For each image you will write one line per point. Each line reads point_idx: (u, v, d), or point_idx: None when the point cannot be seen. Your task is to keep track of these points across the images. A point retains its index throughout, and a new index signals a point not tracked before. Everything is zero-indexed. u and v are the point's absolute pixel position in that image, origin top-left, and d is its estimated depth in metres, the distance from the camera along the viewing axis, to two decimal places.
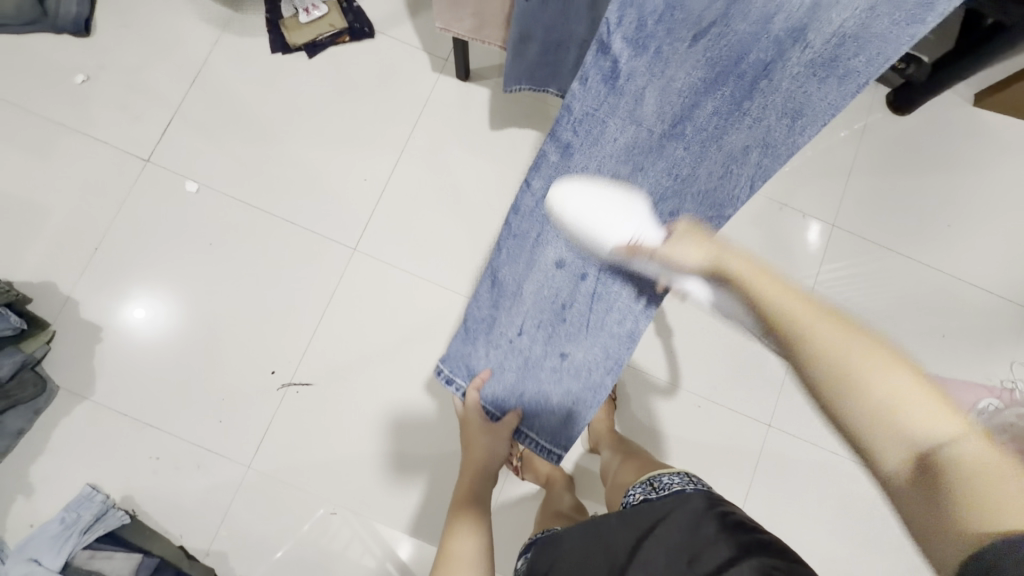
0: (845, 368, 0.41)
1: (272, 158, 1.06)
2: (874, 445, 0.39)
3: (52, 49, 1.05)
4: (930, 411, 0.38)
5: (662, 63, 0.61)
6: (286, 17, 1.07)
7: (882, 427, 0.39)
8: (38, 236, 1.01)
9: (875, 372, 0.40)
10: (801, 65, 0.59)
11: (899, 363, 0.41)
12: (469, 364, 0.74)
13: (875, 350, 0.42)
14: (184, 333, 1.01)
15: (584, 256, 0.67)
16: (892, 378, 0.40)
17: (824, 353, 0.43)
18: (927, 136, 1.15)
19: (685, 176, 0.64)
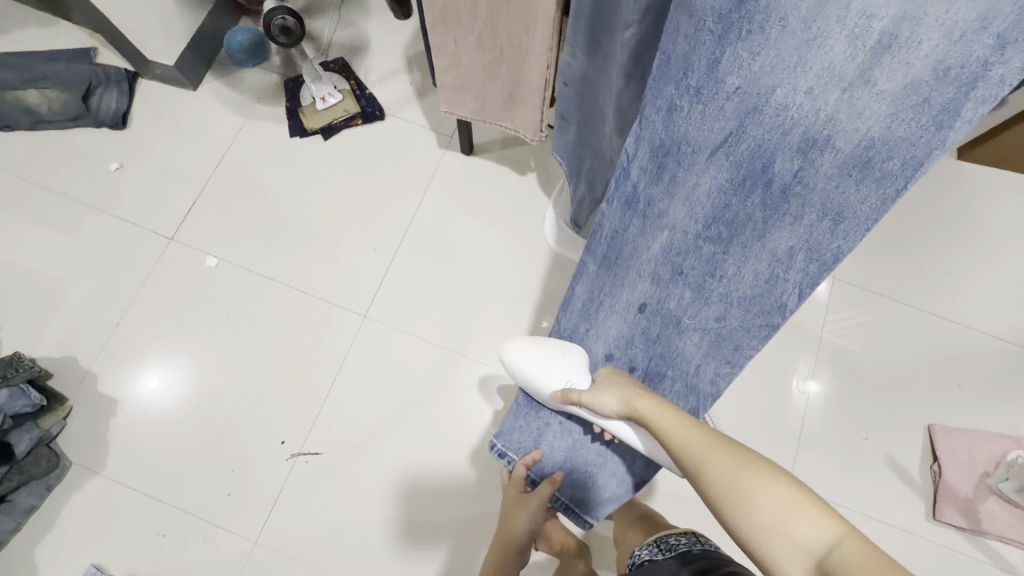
0: (721, 479, 0.50)
1: (288, 232, 1.11)
2: (773, 561, 0.44)
3: (90, 140, 1.14)
4: (799, 509, 0.45)
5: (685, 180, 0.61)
6: (304, 104, 1.16)
7: (778, 543, 0.44)
8: (64, 312, 1.06)
9: (720, 461, 0.51)
10: (835, 166, 0.54)
11: (770, 471, 0.48)
12: (518, 437, 0.77)
13: (750, 465, 0.49)
14: (197, 404, 1.02)
15: (628, 343, 0.71)
16: (768, 490, 0.46)
17: (710, 474, 0.51)
18: (917, 189, 1.19)
19: (725, 277, 0.63)
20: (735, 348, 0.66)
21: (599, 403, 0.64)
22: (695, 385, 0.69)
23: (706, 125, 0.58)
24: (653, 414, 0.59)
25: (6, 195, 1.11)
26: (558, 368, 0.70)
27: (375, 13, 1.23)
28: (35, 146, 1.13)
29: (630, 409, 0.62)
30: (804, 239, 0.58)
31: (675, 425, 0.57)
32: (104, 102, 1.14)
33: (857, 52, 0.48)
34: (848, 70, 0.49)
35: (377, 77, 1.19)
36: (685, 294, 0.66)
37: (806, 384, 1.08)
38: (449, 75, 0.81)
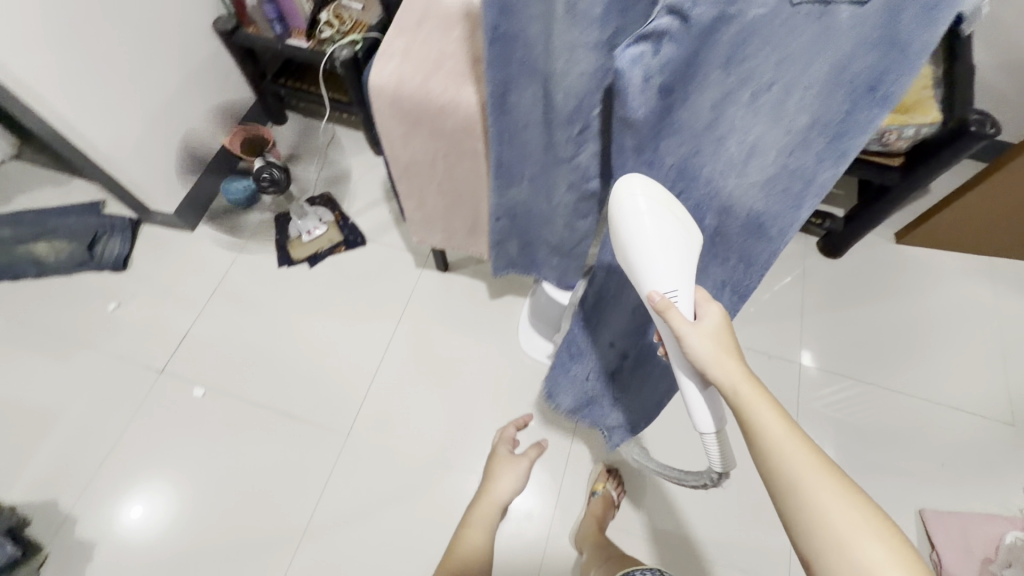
0: (797, 476, 0.46)
1: (274, 356, 1.16)
2: None
3: (92, 283, 1.23)
4: (869, 525, 0.43)
5: None
6: (292, 237, 1.27)
7: None
8: (49, 454, 1.07)
9: (801, 452, 0.47)
10: (739, 227, 0.55)
11: (880, 522, 0.43)
12: (554, 387, 0.85)
13: (863, 510, 0.44)
14: (175, 543, 1.00)
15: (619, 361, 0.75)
16: (876, 545, 0.42)
17: (812, 503, 0.45)
18: (863, 272, 1.27)
19: None
20: None
21: (696, 347, 0.53)
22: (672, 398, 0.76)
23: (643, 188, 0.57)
24: (753, 405, 0.49)
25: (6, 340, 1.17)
26: (657, 273, 0.53)
27: (357, 153, 1.38)
28: (39, 293, 1.21)
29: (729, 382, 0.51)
30: (729, 281, 0.61)
31: (778, 432, 0.48)
32: (108, 249, 1.24)
33: (743, 144, 0.49)
34: (736, 157, 0.50)
35: (358, 207, 1.31)
36: (639, 310, 0.66)
37: None
38: (416, 212, 0.90)
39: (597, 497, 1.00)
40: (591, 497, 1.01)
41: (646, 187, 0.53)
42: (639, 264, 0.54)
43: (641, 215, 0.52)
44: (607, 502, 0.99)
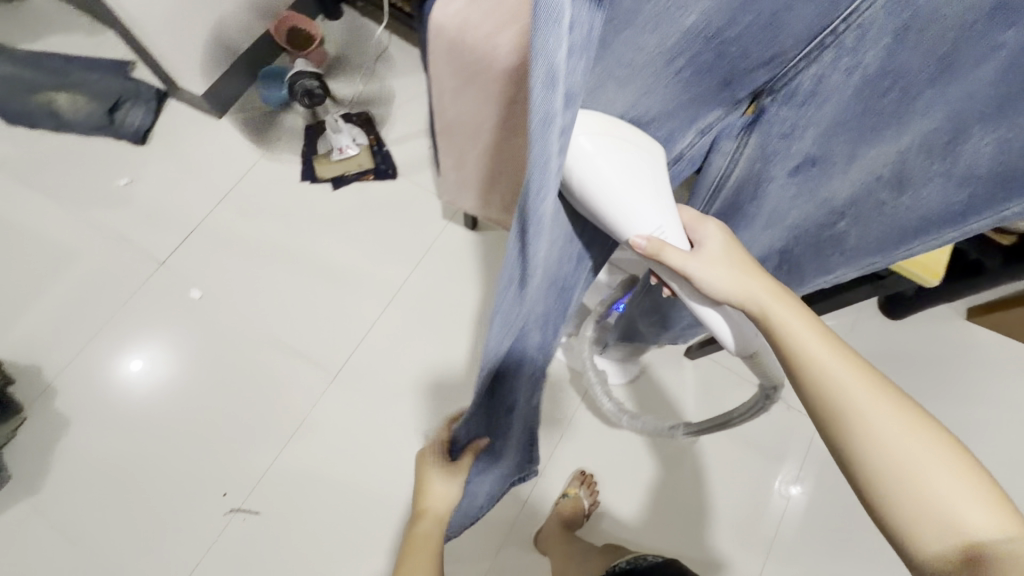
0: (889, 442, 0.37)
1: (278, 275, 1.10)
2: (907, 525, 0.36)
3: (108, 151, 1.16)
4: (910, 430, 0.37)
5: (778, 228, 0.49)
6: (321, 153, 1.16)
7: (923, 511, 0.35)
8: (27, 314, 1.04)
9: (881, 409, 0.38)
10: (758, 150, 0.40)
11: (933, 434, 0.37)
12: None
13: (914, 422, 0.38)
14: (144, 422, 0.99)
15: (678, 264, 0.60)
16: (927, 467, 0.36)
17: (851, 421, 0.38)
18: (921, 346, 1.16)
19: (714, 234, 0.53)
20: None
21: (710, 280, 0.45)
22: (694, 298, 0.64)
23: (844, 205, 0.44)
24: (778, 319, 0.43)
25: (14, 191, 1.12)
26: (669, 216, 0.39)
27: (409, 73, 1.24)
28: (50, 148, 1.15)
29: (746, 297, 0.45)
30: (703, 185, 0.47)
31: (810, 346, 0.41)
32: (128, 118, 1.16)
33: (838, 81, 0.33)
34: (828, 107, 0.35)
35: (398, 135, 1.20)
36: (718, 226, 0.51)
37: (793, 489, 1.02)
38: (450, 176, 0.81)
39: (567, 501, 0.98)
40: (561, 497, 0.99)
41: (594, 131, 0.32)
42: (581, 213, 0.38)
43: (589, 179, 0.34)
44: (575, 510, 0.97)
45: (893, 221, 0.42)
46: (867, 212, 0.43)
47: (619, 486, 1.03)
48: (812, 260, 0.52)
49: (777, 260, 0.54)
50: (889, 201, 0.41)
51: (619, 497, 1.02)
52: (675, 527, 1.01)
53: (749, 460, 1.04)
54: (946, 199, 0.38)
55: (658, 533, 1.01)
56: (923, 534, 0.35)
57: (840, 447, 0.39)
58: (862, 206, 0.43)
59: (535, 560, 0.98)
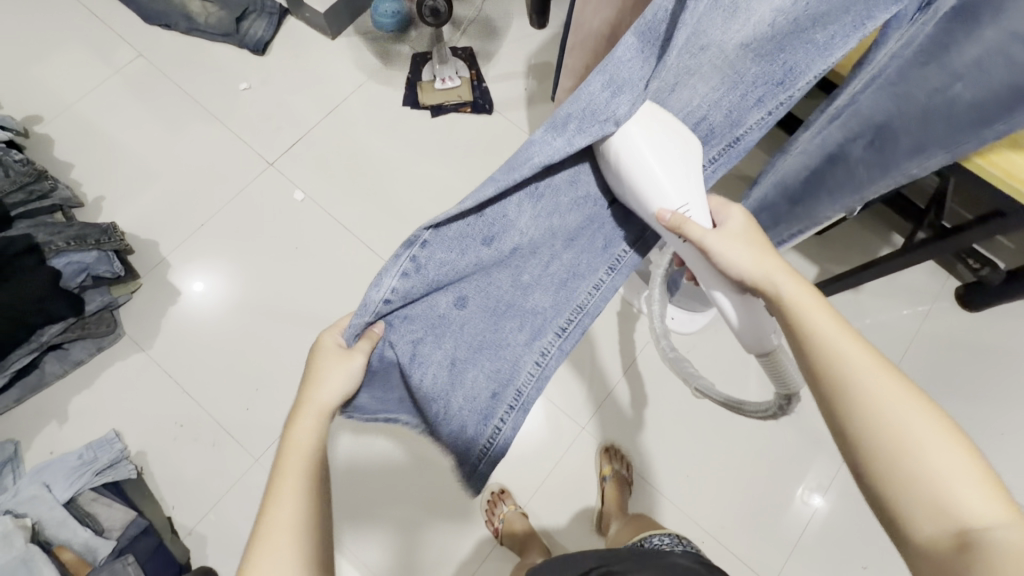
0: (897, 427, 0.39)
1: (374, 189, 1.17)
2: (905, 514, 0.37)
3: (232, 58, 1.25)
4: (924, 424, 0.38)
5: (890, 133, 0.51)
6: (424, 80, 1.22)
7: (918, 503, 0.37)
8: (148, 194, 1.14)
9: (892, 396, 0.40)
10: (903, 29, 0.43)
11: (951, 435, 0.38)
12: None
13: (932, 421, 0.38)
14: (241, 304, 1.08)
15: (785, 167, 0.62)
16: (935, 460, 0.37)
17: (861, 409, 0.40)
18: (995, 342, 1.14)
19: (826, 137, 0.56)
20: (805, 188, 0.63)
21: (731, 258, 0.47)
22: (793, 209, 0.66)
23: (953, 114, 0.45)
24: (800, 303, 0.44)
25: (145, 86, 1.22)
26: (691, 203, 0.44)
27: (514, 17, 1.28)
28: (182, 50, 1.25)
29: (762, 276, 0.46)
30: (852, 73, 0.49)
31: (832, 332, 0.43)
32: (252, 29, 1.24)
33: None
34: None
35: (497, 74, 1.24)
36: (838, 118, 0.53)
37: (815, 498, 1.01)
38: (567, 98, 0.86)
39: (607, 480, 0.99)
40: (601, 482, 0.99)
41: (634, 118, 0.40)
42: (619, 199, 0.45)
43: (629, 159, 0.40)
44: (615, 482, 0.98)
45: (1006, 82, 0.40)
46: (988, 82, 0.40)
47: (674, 429, 1.06)
48: (909, 140, 0.49)
49: (872, 136, 0.52)
50: (1020, 66, 0.38)
51: (673, 439, 1.05)
52: (727, 475, 1.03)
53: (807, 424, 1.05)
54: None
55: (709, 479, 1.03)
56: (918, 514, 0.37)
57: (841, 426, 0.41)
58: (964, 120, 0.44)
59: (584, 483, 1.02)
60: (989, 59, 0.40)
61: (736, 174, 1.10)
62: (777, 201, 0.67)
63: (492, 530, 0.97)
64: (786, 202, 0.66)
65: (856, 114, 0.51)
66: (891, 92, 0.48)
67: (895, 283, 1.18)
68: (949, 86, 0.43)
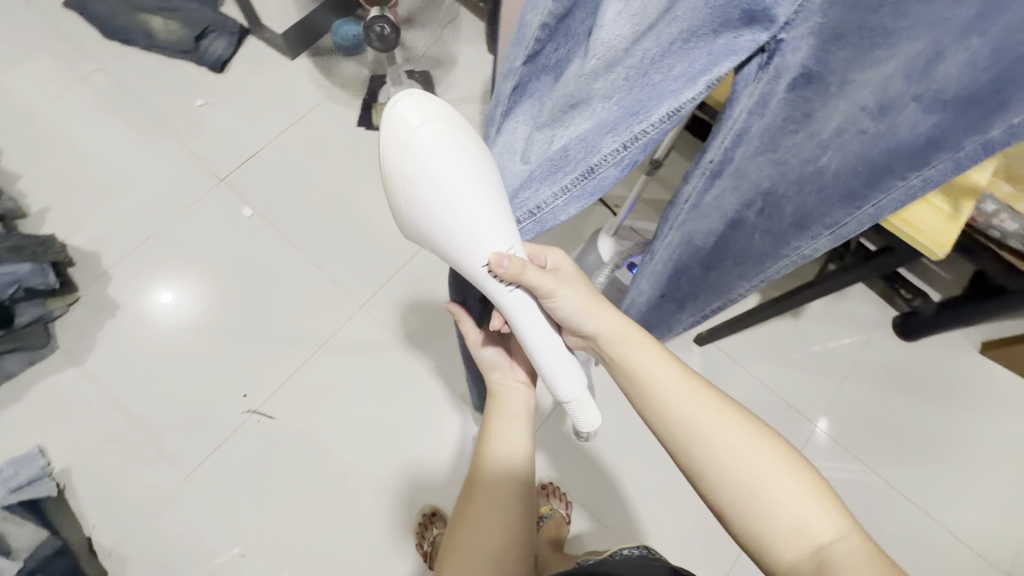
0: (738, 461, 0.45)
1: (324, 206, 1.17)
2: (762, 544, 0.43)
3: (190, 74, 1.26)
4: (763, 452, 0.45)
5: (773, 198, 0.52)
6: (380, 102, 1.24)
7: (770, 530, 0.43)
8: (97, 206, 1.14)
9: (733, 430, 0.47)
10: (754, 99, 0.44)
11: (783, 458, 0.45)
12: None
13: (769, 449, 0.45)
14: (180, 319, 1.07)
15: (685, 239, 0.63)
16: (779, 485, 0.44)
17: (706, 445, 0.47)
18: (930, 371, 1.17)
19: (722, 211, 0.57)
20: (712, 252, 0.64)
21: (561, 302, 0.51)
22: (712, 276, 0.67)
23: (827, 177, 0.46)
24: (628, 353, 0.52)
25: (101, 99, 1.23)
26: (472, 243, 0.44)
27: (472, 44, 1.31)
28: (141, 65, 1.26)
29: (606, 331, 0.52)
30: (721, 150, 0.50)
31: (654, 366, 0.51)
32: (213, 47, 1.27)
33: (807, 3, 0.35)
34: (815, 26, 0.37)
35: (453, 98, 1.27)
36: (725, 191, 0.54)
37: None
38: None
39: (546, 522, 0.98)
40: (539, 522, 0.98)
41: (423, 113, 0.41)
42: (436, 249, 0.46)
43: (434, 201, 0.41)
44: (556, 525, 0.97)
45: (866, 153, 0.42)
46: (847, 152, 0.43)
47: (612, 453, 1.06)
48: (791, 207, 0.51)
49: (761, 204, 0.53)
50: (868, 139, 0.41)
51: (611, 463, 1.05)
52: (662, 501, 1.03)
53: None
54: (913, 130, 0.38)
55: (645, 504, 1.03)
56: (779, 545, 0.42)
57: (690, 467, 0.48)
58: (837, 179, 0.46)
59: None
60: (842, 130, 0.42)
61: None
62: (690, 263, 0.67)
63: (422, 554, 0.96)
64: (700, 264, 0.67)
65: (737, 176, 0.51)
66: (769, 159, 0.48)
67: (837, 311, 1.20)
68: (817, 155, 0.45)
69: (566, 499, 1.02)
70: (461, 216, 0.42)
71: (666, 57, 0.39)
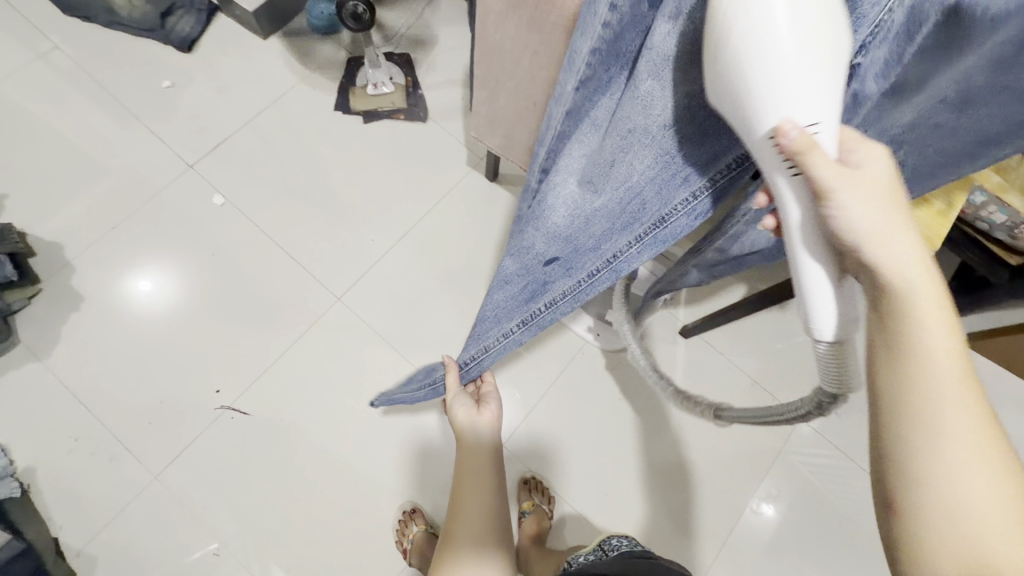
0: (942, 452, 0.33)
1: (300, 194, 1.13)
2: (919, 548, 0.33)
3: (156, 54, 1.20)
4: (981, 459, 0.33)
5: None
6: (357, 85, 1.19)
7: (945, 538, 0.32)
8: (58, 193, 1.09)
9: (963, 420, 0.33)
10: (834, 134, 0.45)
11: (1007, 474, 0.33)
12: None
13: (988, 451, 0.33)
14: (149, 311, 1.03)
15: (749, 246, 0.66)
16: (979, 498, 0.32)
17: (911, 420, 0.34)
18: None
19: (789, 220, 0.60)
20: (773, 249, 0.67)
21: (847, 208, 0.36)
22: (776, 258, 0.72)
23: (906, 160, 0.50)
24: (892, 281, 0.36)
25: (60, 79, 1.16)
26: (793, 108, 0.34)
27: (453, 24, 1.26)
28: (103, 43, 1.20)
29: (896, 264, 0.36)
30: None
31: (917, 316, 0.35)
32: (179, 25, 1.20)
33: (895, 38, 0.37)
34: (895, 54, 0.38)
35: (434, 81, 1.22)
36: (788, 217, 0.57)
37: (765, 507, 1.03)
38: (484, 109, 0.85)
39: (528, 518, 0.97)
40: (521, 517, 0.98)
41: None
42: (725, 108, 0.37)
43: (752, 49, 0.33)
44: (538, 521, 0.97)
45: (942, 147, 0.46)
46: (921, 144, 0.47)
47: (595, 446, 1.05)
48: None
49: None
50: (943, 128, 0.45)
51: (595, 457, 1.04)
52: (645, 494, 1.03)
53: (726, 443, 1.06)
54: (995, 127, 0.42)
55: (628, 498, 1.03)
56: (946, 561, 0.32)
57: (877, 438, 0.36)
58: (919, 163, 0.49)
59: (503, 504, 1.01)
60: (919, 125, 0.46)
61: None
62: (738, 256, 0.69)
63: (401, 550, 0.94)
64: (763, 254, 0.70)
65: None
66: None
67: None
68: (891, 150, 0.49)
69: (549, 494, 1.01)
70: (786, 76, 0.33)
71: (698, 120, 0.43)
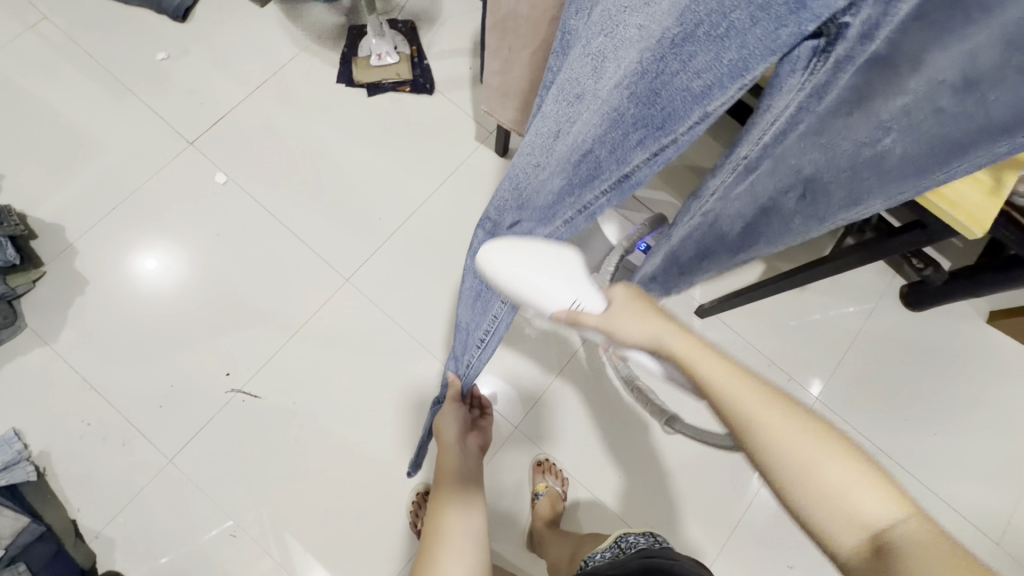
0: (791, 452, 0.35)
1: (303, 172, 1.09)
2: (822, 531, 0.34)
3: (150, 24, 1.15)
4: (815, 443, 0.35)
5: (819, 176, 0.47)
6: (360, 56, 1.14)
7: (826, 517, 0.33)
8: (57, 174, 1.05)
9: (788, 424, 0.36)
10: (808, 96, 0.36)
11: (832, 438, 0.35)
12: None
13: (807, 423, 0.36)
14: (155, 294, 1.01)
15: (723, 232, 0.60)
16: (831, 462, 0.34)
17: (765, 447, 0.36)
18: (935, 341, 1.14)
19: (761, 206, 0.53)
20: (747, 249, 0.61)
21: (625, 328, 0.43)
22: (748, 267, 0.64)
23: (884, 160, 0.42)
24: (693, 360, 0.39)
25: (52, 52, 1.12)
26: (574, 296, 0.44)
27: None
28: (95, 14, 1.14)
29: (654, 338, 0.42)
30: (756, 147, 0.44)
31: (722, 375, 0.38)
32: None
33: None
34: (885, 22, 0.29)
35: (440, 50, 1.16)
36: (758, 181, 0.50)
37: None
38: (495, 80, 0.81)
39: (541, 500, 0.97)
40: (534, 499, 0.98)
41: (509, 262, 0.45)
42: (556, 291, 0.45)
43: (524, 287, 0.44)
44: (551, 503, 0.96)
45: (937, 136, 0.38)
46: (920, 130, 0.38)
47: (608, 427, 1.04)
48: (840, 189, 0.46)
49: (802, 188, 0.49)
50: (941, 118, 0.37)
51: (606, 438, 1.04)
52: (658, 474, 1.03)
53: None
54: (1002, 112, 0.33)
55: (641, 479, 1.02)
56: (830, 527, 0.33)
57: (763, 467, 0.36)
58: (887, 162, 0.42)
59: (516, 488, 1.01)
60: (917, 108, 0.37)
61: (683, 164, 1.06)
62: (719, 240, 0.61)
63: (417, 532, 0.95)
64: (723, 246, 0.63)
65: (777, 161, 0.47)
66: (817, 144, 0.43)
67: (842, 279, 1.16)
68: (877, 138, 0.40)
69: (563, 477, 1.01)
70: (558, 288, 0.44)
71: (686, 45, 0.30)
